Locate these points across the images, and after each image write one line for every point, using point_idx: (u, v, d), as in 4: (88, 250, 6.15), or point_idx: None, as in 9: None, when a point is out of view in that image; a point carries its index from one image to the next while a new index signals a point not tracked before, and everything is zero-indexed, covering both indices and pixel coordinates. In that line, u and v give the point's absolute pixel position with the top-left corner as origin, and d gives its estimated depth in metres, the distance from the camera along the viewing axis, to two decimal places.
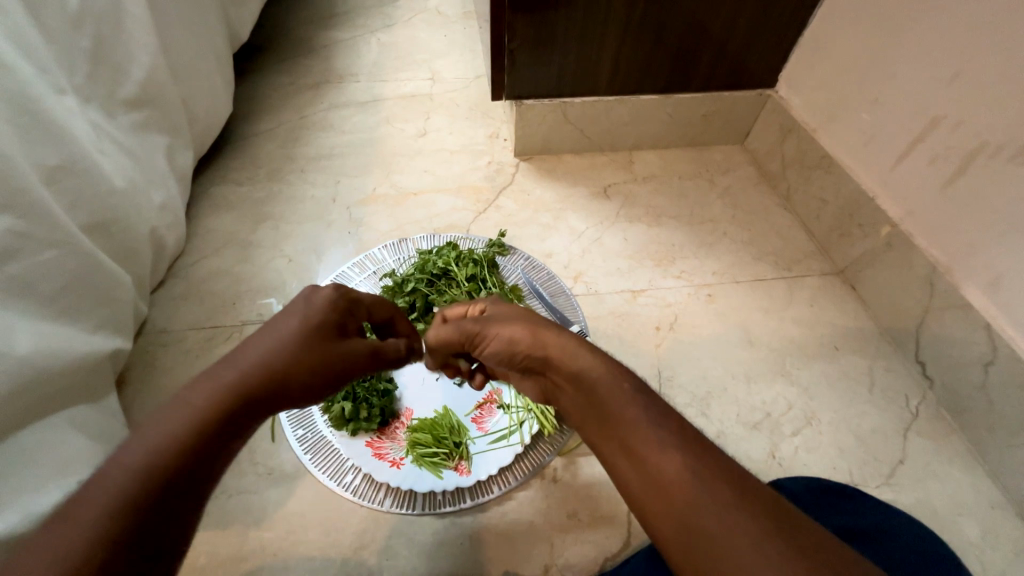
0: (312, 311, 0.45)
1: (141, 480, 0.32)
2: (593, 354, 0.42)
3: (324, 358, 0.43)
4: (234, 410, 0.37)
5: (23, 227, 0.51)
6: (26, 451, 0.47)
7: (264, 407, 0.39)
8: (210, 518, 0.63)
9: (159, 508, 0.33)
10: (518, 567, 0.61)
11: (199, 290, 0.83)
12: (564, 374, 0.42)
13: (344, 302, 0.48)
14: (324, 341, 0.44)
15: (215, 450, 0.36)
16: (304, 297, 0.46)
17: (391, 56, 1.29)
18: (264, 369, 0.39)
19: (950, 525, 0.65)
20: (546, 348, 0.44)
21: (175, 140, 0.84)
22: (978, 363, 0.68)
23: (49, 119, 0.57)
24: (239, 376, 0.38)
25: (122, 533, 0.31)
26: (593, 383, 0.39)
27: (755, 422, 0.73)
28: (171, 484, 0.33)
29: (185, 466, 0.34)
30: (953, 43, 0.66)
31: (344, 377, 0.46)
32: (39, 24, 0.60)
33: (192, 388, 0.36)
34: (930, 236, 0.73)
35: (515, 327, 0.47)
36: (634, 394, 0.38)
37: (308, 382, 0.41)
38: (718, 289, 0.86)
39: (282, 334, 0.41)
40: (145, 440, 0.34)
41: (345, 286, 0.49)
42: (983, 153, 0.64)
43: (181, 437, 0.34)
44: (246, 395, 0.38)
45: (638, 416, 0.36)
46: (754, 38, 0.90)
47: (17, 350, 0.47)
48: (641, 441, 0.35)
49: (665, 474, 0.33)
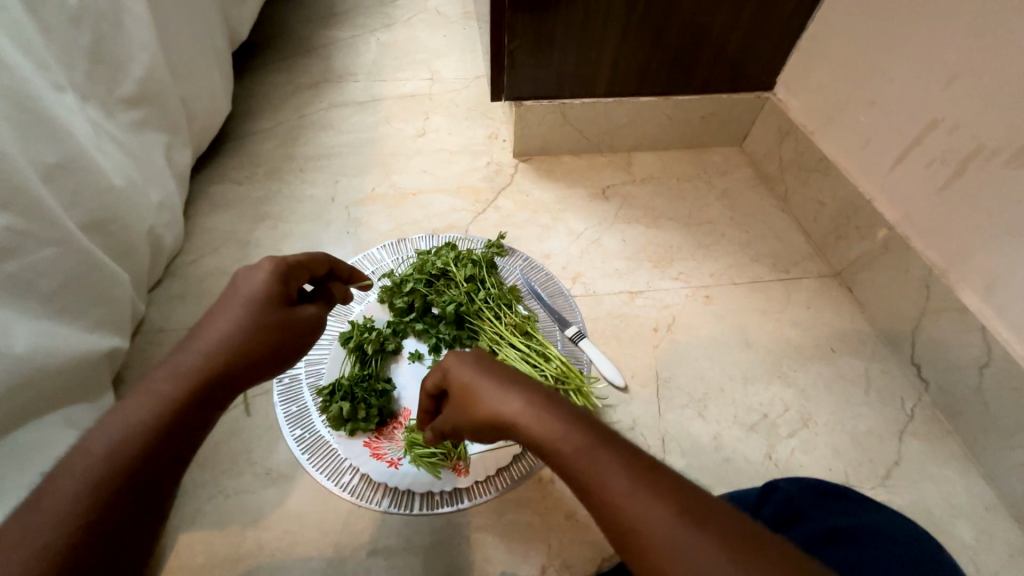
0: (255, 287, 0.48)
1: (113, 460, 0.35)
2: (549, 401, 0.40)
3: (269, 328, 0.47)
4: (201, 389, 0.41)
5: (21, 225, 0.51)
6: (24, 450, 0.47)
7: (231, 381, 0.43)
8: (207, 517, 0.63)
9: (136, 484, 0.36)
10: (515, 568, 0.61)
11: (197, 288, 0.83)
12: (521, 428, 0.40)
13: (283, 272, 0.51)
14: (270, 314, 0.48)
15: (189, 426, 0.39)
16: (244, 276, 0.49)
17: (391, 56, 1.29)
18: (224, 348, 0.44)
19: (945, 527, 0.65)
20: (502, 395, 0.42)
21: (173, 139, 0.84)
22: (974, 366, 0.68)
23: (47, 117, 0.56)
24: (201, 358, 0.42)
25: (98, 510, 0.34)
26: (551, 432, 0.37)
27: (753, 423, 0.73)
28: (147, 461, 0.36)
29: (159, 442, 0.37)
30: (951, 47, 0.66)
31: (297, 343, 0.50)
32: (38, 20, 0.59)
33: (157, 373, 0.40)
34: (926, 239, 0.73)
35: (471, 374, 0.45)
36: (593, 436, 0.36)
37: (264, 354, 0.46)
38: (716, 290, 0.87)
39: (225, 311, 0.46)
40: (117, 425, 0.37)
41: (280, 257, 0.52)
42: (980, 156, 0.65)
43: (155, 415, 0.38)
44: (212, 373, 0.42)
45: (605, 461, 0.34)
46: (753, 41, 0.90)
47: (14, 348, 0.47)
48: (610, 487, 0.33)
49: (639, 522, 0.31)
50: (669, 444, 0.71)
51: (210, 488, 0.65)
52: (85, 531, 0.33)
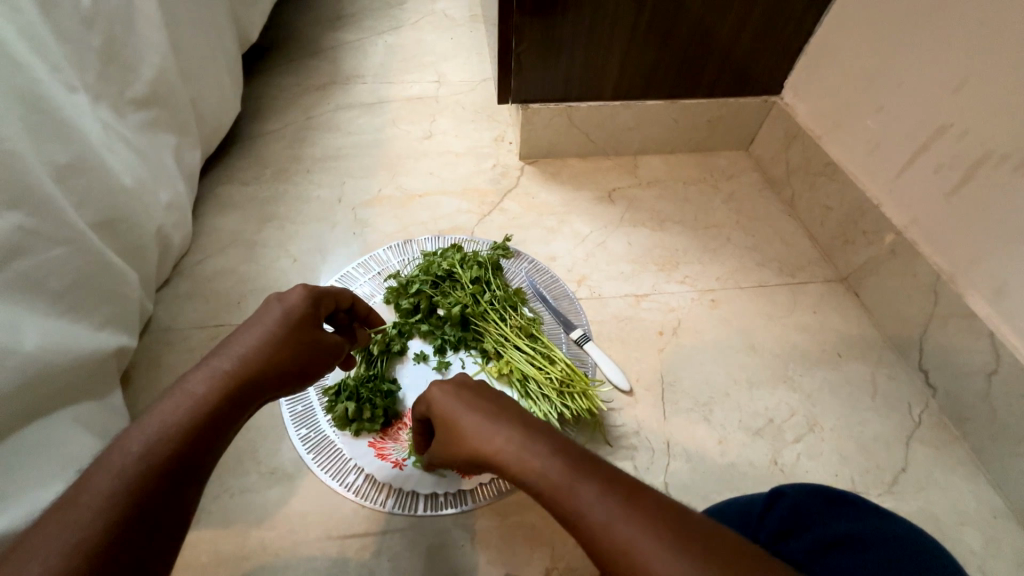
0: (289, 307, 0.50)
1: (150, 457, 0.37)
2: (530, 436, 0.41)
3: (296, 346, 0.49)
4: (236, 392, 0.43)
5: (31, 224, 0.51)
6: (32, 446, 0.47)
7: (259, 391, 0.45)
8: (212, 516, 0.63)
9: (170, 480, 0.37)
10: (520, 571, 0.61)
11: (205, 288, 0.83)
12: (507, 464, 0.41)
13: (315, 296, 0.53)
14: (303, 333, 0.50)
15: (219, 427, 0.41)
16: (278, 298, 0.51)
17: (398, 58, 1.30)
18: (258, 357, 0.45)
19: (952, 533, 0.64)
20: (486, 431, 0.43)
21: (183, 140, 0.84)
22: (982, 372, 0.68)
23: (59, 117, 0.57)
24: (234, 363, 0.44)
25: (133, 505, 0.35)
26: (532, 463, 0.39)
27: (758, 428, 0.73)
28: (180, 459, 0.38)
29: (193, 441, 0.39)
30: (958, 53, 0.66)
31: (321, 365, 0.52)
32: (52, 24, 0.60)
33: (194, 376, 0.42)
34: (934, 244, 0.73)
35: (458, 407, 0.47)
36: (572, 461, 0.38)
37: (292, 369, 0.48)
38: (722, 295, 0.87)
39: (261, 326, 0.48)
40: (154, 423, 0.38)
41: (313, 285, 0.54)
42: (988, 162, 0.64)
43: (189, 416, 0.40)
44: (244, 379, 0.44)
45: (582, 492, 0.35)
46: (761, 47, 0.90)
47: (24, 347, 0.47)
48: (590, 515, 0.34)
49: (621, 550, 0.32)
50: (674, 448, 0.71)
51: (215, 488, 0.65)
52: (122, 524, 0.34)
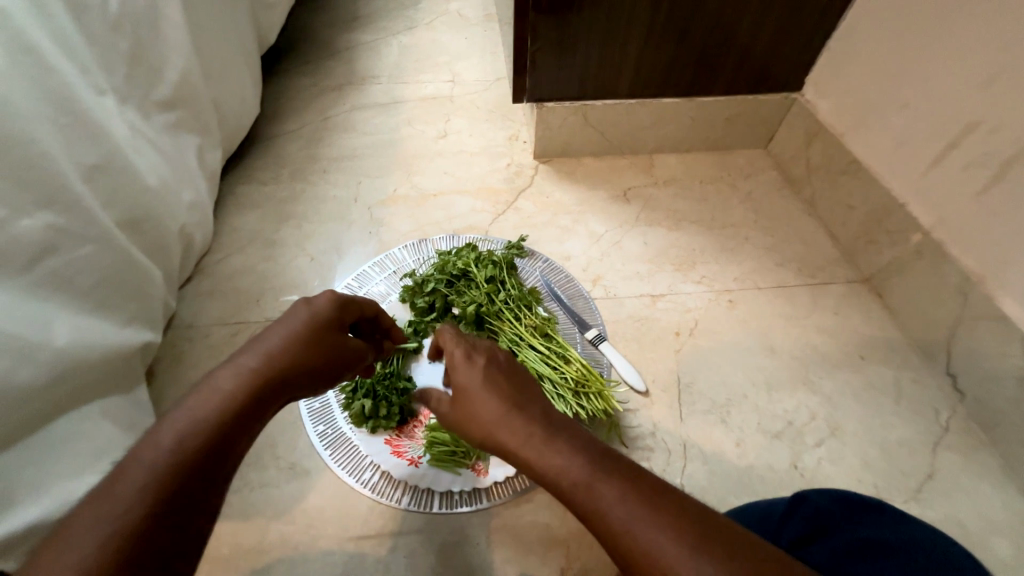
0: (315, 311, 0.51)
1: (179, 451, 0.37)
2: (550, 429, 0.40)
3: (321, 349, 0.49)
4: (262, 391, 0.43)
5: (62, 223, 0.52)
6: (62, 439, 0.49)
7: (283, 391, 0.45)
8: (233, 509, 0.64)
9: (198, 475, 0.38)
10: (535, 570, 0.61)
11: (226, 286, 0.85)
12: (524, 455, 0.39)
13: (341, 301, 0.54)
14: (327, 336, 0.50)
15: (245, 424, 0.41)
16: (305, 301, 0.52)
17: (414, 58, 1.30)
18: (284, 357, 0.46)
19: (980, 542, 0.63)
20: (506, 418, 0.41)
21: (205, 140, 0.86)
22: (1012, 376, 0.66)
23: (88, 118, 0.58)
24: (261, 361, 0.45)
25: (163, 498, 0.36)
26: (552, 459, 0.38)
27: (777, 431, 0.71)
28: (208, 454, 0.39)
29: (220, 437, 0.40)
30: (989, 48, 0.64)
31: (344, 368, 0.53)
32: (82, 28, 0.62)
33: (222, 373, 0.43)
34: (962, 244, 0.71)
35: (477, 385, 0.45)
36: (595, 460, 0.37)
37: (315, 370, 0.48)
38: (740, 295, 0.85)
39: (287, 327, 0.48)
40: (184, 418, 0.39)
41: (340, 290, 0.55)
42: (1019, 160, 0.62)
43: (217, 412, 0.40)
44: (270, 378, 0.44)
45: (605, 493, 0.35)
46: (781, 43, 0.89)
47: (54, 343, 0.49)
48: (612, 517, 0.34)
49: (643, 554, 0.32)
50: (691, 450, 0.70)
51: (235, 482, 0.66)
52: (152, 517, 0.35)
